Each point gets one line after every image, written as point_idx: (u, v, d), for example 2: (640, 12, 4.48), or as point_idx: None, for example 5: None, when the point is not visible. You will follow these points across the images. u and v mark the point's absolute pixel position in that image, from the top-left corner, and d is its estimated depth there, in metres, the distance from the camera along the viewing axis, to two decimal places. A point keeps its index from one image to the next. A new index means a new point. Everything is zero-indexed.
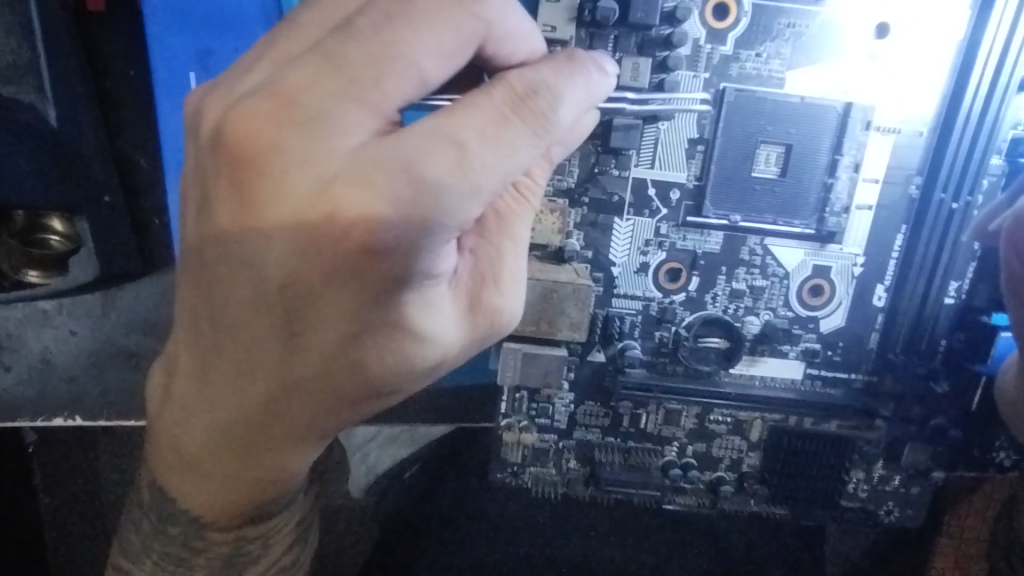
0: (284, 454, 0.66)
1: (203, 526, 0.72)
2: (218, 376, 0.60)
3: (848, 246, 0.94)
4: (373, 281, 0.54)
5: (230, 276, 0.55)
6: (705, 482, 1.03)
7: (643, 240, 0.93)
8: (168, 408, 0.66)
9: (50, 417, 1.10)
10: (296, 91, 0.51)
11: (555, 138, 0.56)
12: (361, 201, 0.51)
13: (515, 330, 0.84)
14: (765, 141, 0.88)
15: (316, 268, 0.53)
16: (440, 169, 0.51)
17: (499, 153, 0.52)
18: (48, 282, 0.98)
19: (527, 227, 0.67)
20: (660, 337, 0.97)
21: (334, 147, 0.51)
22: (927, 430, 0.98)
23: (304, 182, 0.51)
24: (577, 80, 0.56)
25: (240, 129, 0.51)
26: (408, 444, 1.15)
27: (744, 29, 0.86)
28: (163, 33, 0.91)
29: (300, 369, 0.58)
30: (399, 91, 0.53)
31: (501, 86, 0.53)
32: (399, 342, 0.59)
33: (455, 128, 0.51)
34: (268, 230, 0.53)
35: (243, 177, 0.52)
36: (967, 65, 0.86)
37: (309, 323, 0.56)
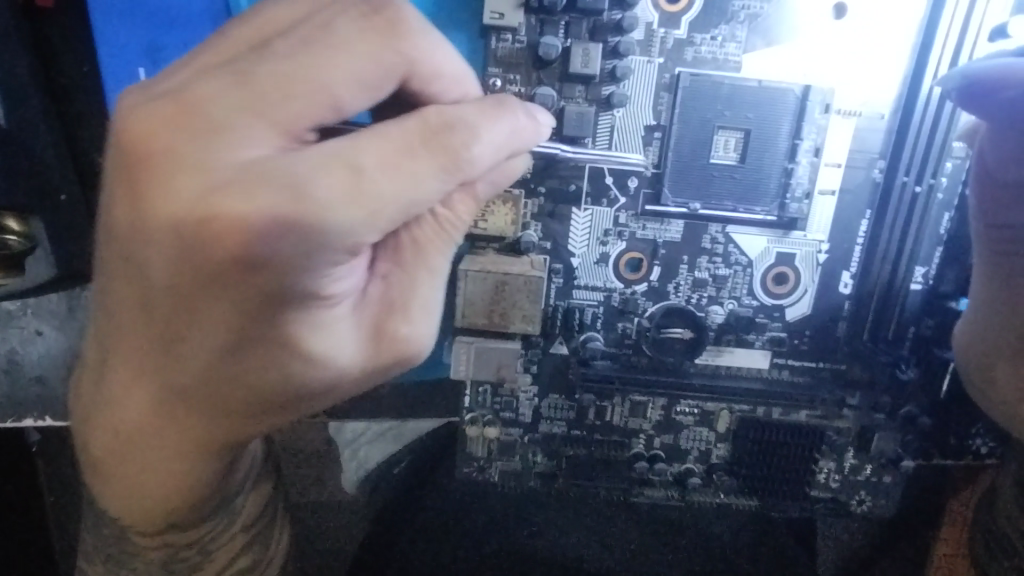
0: (188, 463, 0.64)
1: (126, 527, 0.71)
2: (113, 377, 0.59)
3: (812, 233, 0.92)
4: (253, 292, 0.52)
5: (122, 277, 0.55)
6: (673, 474, 1.02)
7: (602, 230, 0.92)
8: (81, 405, 0.65)
9: (22, 416, 1.10)
10: (197, 101, 0.50)
11: (467, 176, 0.54)
12: (237, 209, 0.49)
13: (467, 324, 0.83)
14: (723, 126, 0.87)
15: (196, 274, 0.52)
16: (330, 190, 0.49)
17: (396, 182, 0.51)
18: (4, 282, 0.95)
19: (442, 256, 0.63)
20: (624, 328, 0.96)
21: (224, 156, 0.50)
22: (897, 418, 0.97)
23: (188, 186, 0.50)
24: (501, 122, 0.55)
25: (137, 129, 0.50)
26: (395, 439, 1.18)
27: (697, 12, 0.84)
28: (110, 29, 0.91)
29: (185, 373, 0.57)
30: (309, 112, 0.51)
31: (415, 117, 0.52)
32: (285, 358, 0.57)
33: (353, 152, 0.50)
34: (151, 231, 0.51)
35: (136, 179, 0.51)
36: (927, 44, 0.84)
37: (193, 328, 0.55)
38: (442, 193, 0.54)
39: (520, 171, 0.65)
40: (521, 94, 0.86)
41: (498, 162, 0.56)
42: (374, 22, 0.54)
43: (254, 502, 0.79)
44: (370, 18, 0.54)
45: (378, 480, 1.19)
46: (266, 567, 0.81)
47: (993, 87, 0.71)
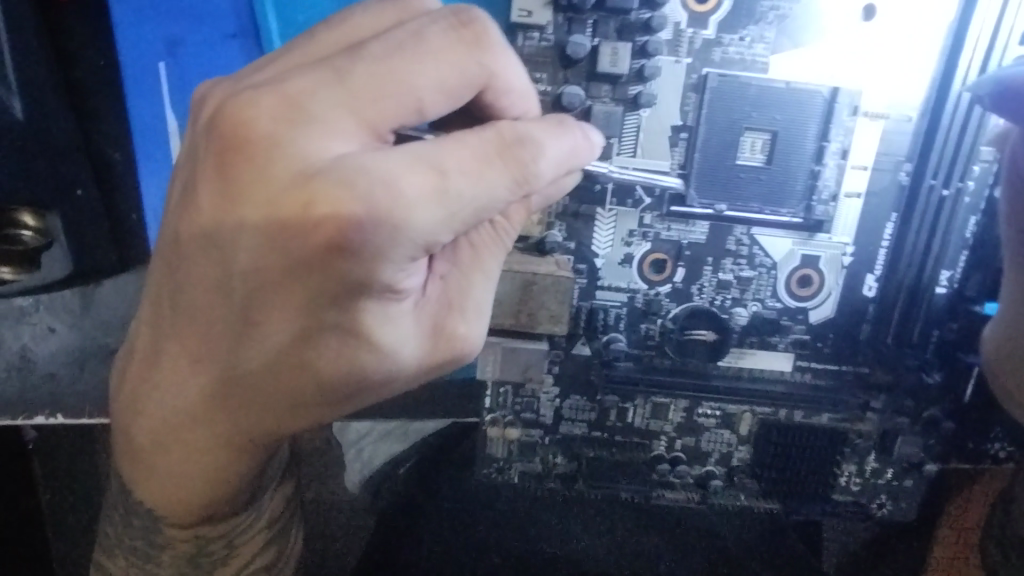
0: (238, 452, 0.64)
1: (159, 518, 0.70)
2: (178, 361, 0.58)
3: (837, 235, 0.91)
4: (335, 284, 0.51)
5: (197, 259, 0.54)
6: (695, 476, 1.01)
7: (627, 231, 0.91)
8: (125, 389, 0.64)
9: (30, 415, 1.07)
10: (298, 93, 0.50)
11: (533, 189, 0.54)
12: (336, 200, 0.48)
13: (494, 324, 0.83)
14: (750, 128, 0.86)
15: (281, 263, 0.51)
16: (418, 189, 0.49)
17: (475, 189, 0.51)
18: (19, 278, 0.93)
19: (496, 258, 0.64)
20: (647, 330, 0.95)
21: (319, 148, 0.49)
22: (919, 422, 0.97)
23: (283, 176, 0.49)
24: (564, 140, 0.55)
25: (233, 114, 0.50)
26: (401, 438, 1.23)
27: (725, 12, 0.84)
28: (130, 23, 0.90)
29: (255, 361, 0.57)
30: (396, 114, 0.51)
31: (492, 129, 0.52)
32: (356, 354, 0.57)
33: (440, 155, 0.50)
34: (241, 216, 0.51)
35: (227, 163, 0.50)
36: (957, 47, 0.84)
37: (270, 316, 0.54)
38: (507, 203, 0.54)
39: (568, 185, 0.63)
40: (548, 93, 0.85)
41: (557, 178, 0.56)
42: (461, 34, 0.53)
43: (277, 501, 0.78)
44: (459, 30, 0.53)
45: (382, 480, 1.23)
46: (285, 563, 0.80)
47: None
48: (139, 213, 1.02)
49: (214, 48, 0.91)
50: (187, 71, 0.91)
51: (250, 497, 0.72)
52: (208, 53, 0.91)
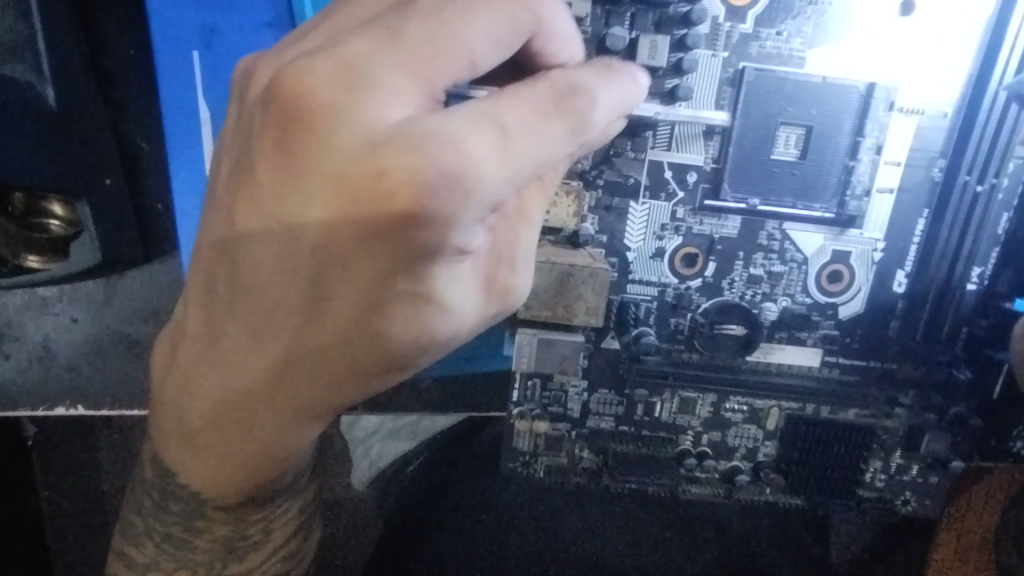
0: (297, 430, 0.64)
1: (206, 501, 0.70)
2: (234, 340, 0.58)
3: (869, 231, 0.92)
4: (408, 250, 0.51)
5: (260, 237, 0.53)
6: (721, 471, 1.01)
7: (659, 224, 0.91)
8: (175, 372, 0.63)
9: (51, 406, 1.08)
10: (354, 56, 0.49)
11: (587, 139, 0.54)
12: (407, 166, 0.48)
13: (530, 315, 0.83)
14: (785, 122, 0.86)
15: (350, 232, 0.51)
16: (483, 148, 0.48)
17: (539, 142, 0.50)
18: (48, 267, 0.95)
19: (540, 208, 0.64)
20: (676, 324, 0.95)
21: (380, 112, 0.49)
22: (946, 418, 0.97)
23: (347, 144, 0.49)
24: (614, 88, 0.54)
25: (293, 83, 0.49)
26: (410, 437, 1.15)
27: (764, 7, 0.84)
28: (164, 11, 0.89)
29: (320, 336, 0.56)
30: (452, 71, 0.51)
31: (544, 81, 0.51)
32: (421, 320, 0.57)
33: (500, 110, 0.49)
34: (309, 188, 0.50)
35: (290, 136, 0.50)
36: (994, 44, 0.84)
37: (337, 288, 0.54)
38: (567, 156, 0.54)
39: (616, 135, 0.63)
40: None
41: (606, 126, 0.55)
42: None
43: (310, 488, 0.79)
44: None
45: (388, 482, 1.15)
46: (299, 563, 0.80)
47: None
48: (165, 202, 1.02)
49: (247, 36, 0.90)
50: (220, 60, 0.91)
51: (290, 480, 0.72)
52: (241, 41, 0.90)
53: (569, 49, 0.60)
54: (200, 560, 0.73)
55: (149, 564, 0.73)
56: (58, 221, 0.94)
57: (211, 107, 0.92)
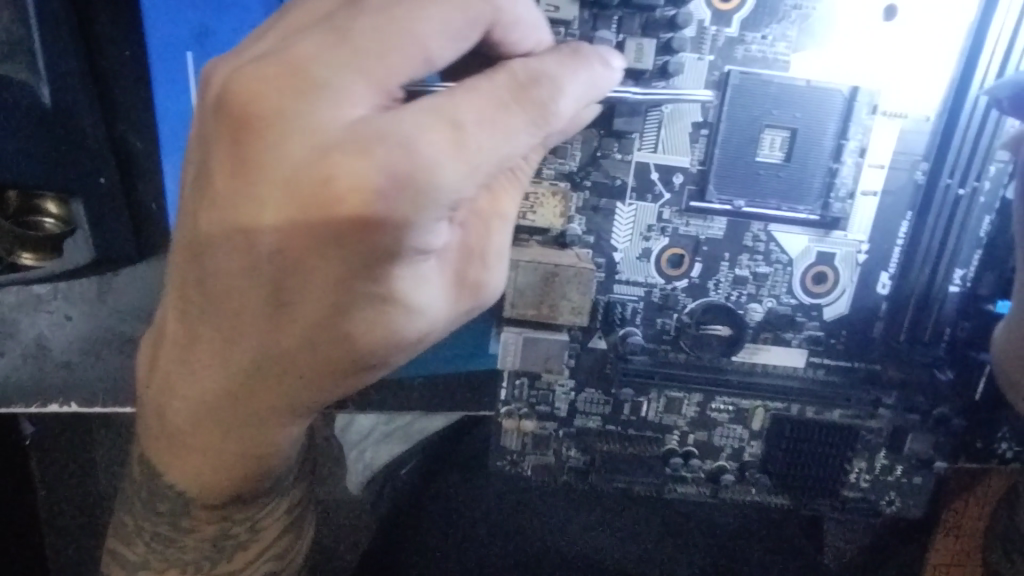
0: (271, 429, 0.65)
1: (190, 501, 0.71)
2: (204, 345, 0.59)
3: (853, 233, 0.93)
4: (367, 253, 0.52)
5: (220, 245, 0.54)
6: (707, 471, 1.02)
7: (645, 225, 0.92)
8: (156, 374, 0.64)
9: (45, 403, 1.08)
10: (303, 59, 0.49)
11: (552, 128, 0.55)
12: (359, 170, 0.49)
13: (516, 314, 0.84)
14: (771, 124, 0.87)
15: (308, 237, 0.51)
16: (436, 148, 0.49)
17: (495, 136, 0.51)
18: (42, 264, 0.96)
19: (510, 202, 0.68)
20: (663, 324, 0.96)
21: (332, 115, 0.49)
22: (930, 419, 0.98)
23: (300, 149, 0.49)
24: (580, 75, 0.56)
25: (242, 91, 0.49)
26: (401, 441, 1.18)
27: (749, 11, 0.85)
28: (158, 11, 0.90)
29: (285, 338, 0.57)
30: (405, 68, 0.51)
31: (504, 73, 0.53)
32: (390, 315, 0.58)
33: (453, 108, 0.50)
34: (262, 195, 0.51)
35: (242, 143, 0.50)
36: (976, 48, 0.85)
37: (299, 292, 0.55)
38: (528, 148, 0.55)
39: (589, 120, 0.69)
40: None
41: (576, 115, 0.57)
42: None
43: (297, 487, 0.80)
44: None
45: (384, 482, 1.21)
46: (288, 563, 0.81)
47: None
48: (158, 201, 1.03)
49: (239, 37, 0.91)
50: (213, 61, 0.92)
51: (277, 478, 0.74)
52: (234, 43, 0.91)
53: (533, 39, 0.63)
54: (188, 559, 0.74)
55: (140, 563, 0.74)
56: (52, 218, 0.95)
57: None
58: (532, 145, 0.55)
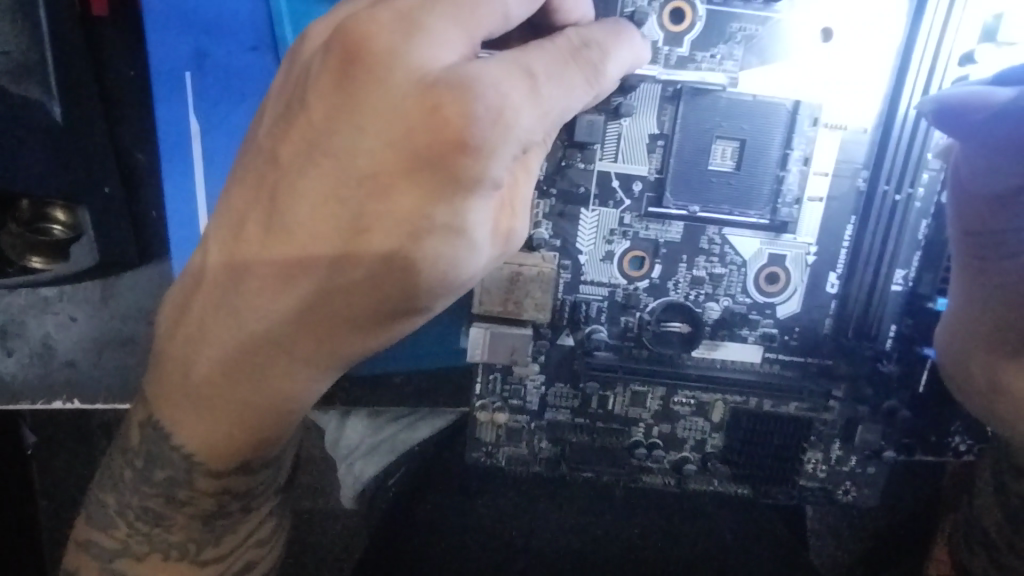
0: (317, 371, 0.68)
1: (195, 466, 0.76)
2: (275, 270, 0.63)
3: (801, 236, 0.99)
4: (451, 181, 0.58)
5: (315, 171, 0.60)
6: (670, 461, 1.08)
7: (608, 229, 0.99)
8: (188, 322, 0.70)
9: (50, 399, 1.15)
10: (409, 8, 0.58)
11: (601, 90, 0.66)
12: (458, 104, 0.56)
13: (483, 310, 0.95)
14: (720, 136, 0.95)
15: (402, 162, 0.58)
16: (517, 89, 0.58)
17: (559, 86, 0.61)
18: (51, 268, 1.03)
19: (540, 160, 0.70)
20: (626, 322, 1.03)
21: (434, 57, 0.58)
22: (880, 411, 1.05)
23: (405, 84, 0.57)
24: (627, 46, 0.67)
25: (358, 31, 0.58)
26: (388, 451, 1.24)
27: (699, 32, 0.93)
28: (160, 34, 0.98)
29: (359, 266, 0.61)
30: (491, 23, 0.61)
31: (565, 36, 0.64)
32: (453, 254, 0.62)
33: (530, 59, 0.60)
34: (366, 123, 0.58)
35: (351, 76, 0.58)
36: (905, 66, 0.92)
37: (382, 221, 0.60)
38: (582, 102, 0.65)
39: None
40: None
41: (616, 81, 0.68)
42: None
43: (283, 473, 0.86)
44: None
45: (374, 493, 1.26)
46: (276, 538, 0.89)
47: (962, 110, 0.84)
48: (159, 210, 1.11)
49: (235, 59, 0.99)
50: (211, 79, 1.00)
51: (272, 456, 0.80)
52: (231, 63, 0.99)
53: None
54: (174, 541, 0.80)
55: (120, 548, 0.80)
56: (60, 225, 1.02)
57: (202, 122, 1.02)
58: (584, 102, 0.65)
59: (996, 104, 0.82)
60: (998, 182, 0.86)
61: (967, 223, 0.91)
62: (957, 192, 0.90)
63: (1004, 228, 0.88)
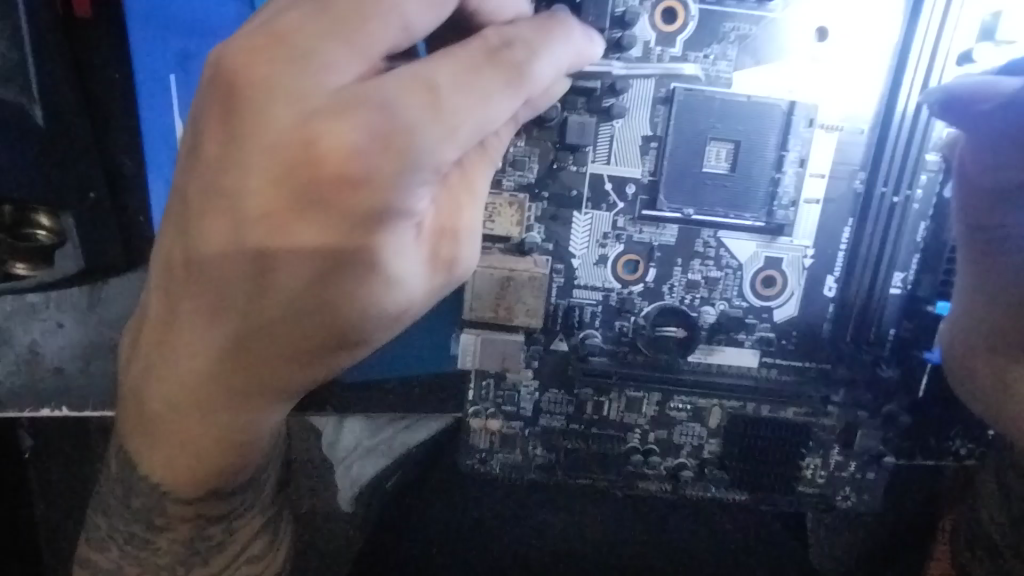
0: (256, 401, 0.68)
1: (164, 496, 0.75)
2: (195, 312, 0.63)
3: (798, 238, 0.98)
4: (349, 214, 0.56)
5: (209, 211, 0.58)
6: (667, 468, 1.06)
7: (601, 233, 0.97)
8: (138, 357, 0.70)
9: (37, 407, 1.13)
10: (289, 33, 0.55)
11: (529, 90, 0.61)
12: (342, 133, 0.53)
13: (474, 316, 0.94)
14: (715, 138, 0.93)
15: (292, 199, 0.55)
16: (414, 108, 0.54)
17: (473, 96, 0.56)
18: (35, 274, 1.01)
19: (483, 179, 0.70)
20: (620, 327, 1.01)
21: (318, 83, 0.54)
22: (879, 416, 1.03)
23: (286, 115, 0.54)
24: (555, 41, 0.62)
25: (234, 64, 0.55)
26: (386, 454, 1.18)
27: (691, 32, 0.91)
28: (144, 37, 0.97)
29: (272, 302, 0.60)
30: (387, 37, 0.57)
31: (479, 38, 0.59)
32: (371, 284, 0.61)
33: (432, 73, 0.55)
34: (249, 160, 0.55)
35: (234, 113, 0.55)
36: (901, 66, 0.91)
37: (284, 258, 0.58)
38: (509, 109, 0.60)
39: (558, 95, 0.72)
40: None
41: (548, 81, 0.63)
42: None
43: (269, 488, 0.84)
44: None
45: (371, 496, 1.20)
46: (274, 555, 0.87)
47: (971, 99, 0.82)
48: (147, 215, 1.09)
49: None
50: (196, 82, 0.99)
51: (248, 475, 0.78)
52: None
53: None
54: (162, 562, 0.79)
55: (114, 568, 0.79)
56: (45, 231, 1.00)
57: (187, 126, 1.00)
58: (512, 108, 0.60)
59: (1003, 94, 0.80)
60: (1001, 176, 0.82)
61: (971, 218, 0.87)
62: (962, 182, 0.87)
63: (1002, 223, 0.84)
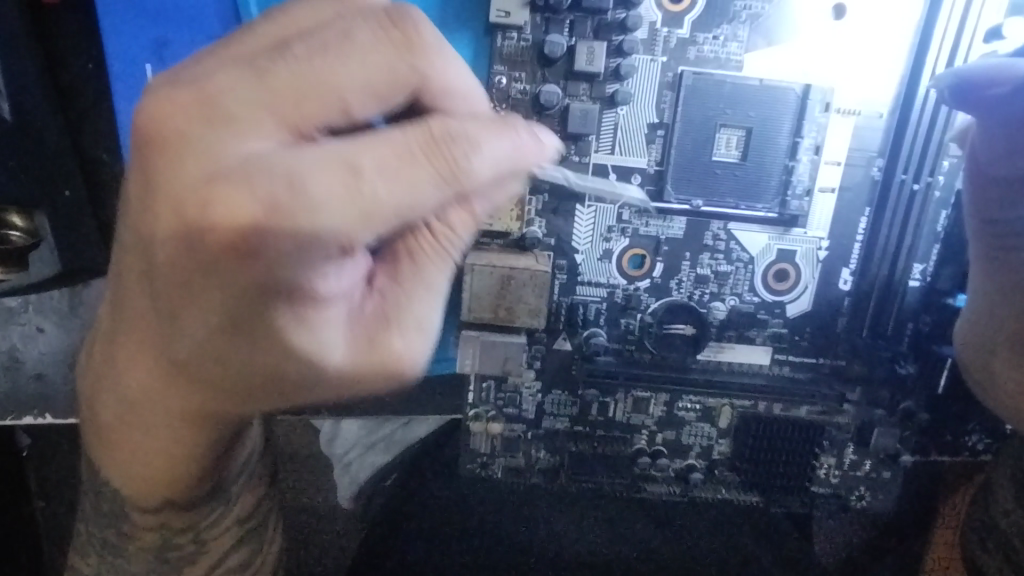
0: (180, 437, 0.65)
1: (124, 501, 0.72)
2: (125, 340, 0.61)
3: (812, 230, 0.93)
4: (245, 283, 0.49)
5: (131, 246, 0.54)
6: (676, 470, 1.02)
7: (605, 227, 0.93)
8: (92, 367, 0.67)
9: (20, 415, 1.04)
10: (212, 87, 0.47)
11: (467, 189, 0.51)
12: (234, 201, 0.45)
13: (473, 317, 0.91)
14: (726, 124, 0.88)
15: (186, 261, 0.49)
16: (325, 189, 0.45)
17: (393, 188, 0.47)
18: (8, 279, 0.91)
19: (436, 265, 0.58)
20: (627, 325, 0.96)
21: (229, 144, 0.46)
22: (895, 414, 0.99)
23: (191, 172, 0.46)
24: (505, 139, 0.52)
25: (147, 109, 0.47)
26: (386, 450, 1.16)
27: (700, 11, 0.86)
28: (114, 24, 0.91)
29: (180, 349, 0.56)
30: (320, 115, 0.48)
31: (420, 125, 0.49)
32: (275, 355, 0.54)
33: (355, 154, 0.46)
34: (152, 210, 0.49)
35: (143, 159, 0.48)
36: (923, 45, 0.86)
37: (188, 312, 0.53)
38: (439, 203, 0.50)
39: (517, 194, 0.58)
40: (526, 92, 0.87)
41: (495, 178, 0.53)
42: (392, 34, 0.51)
43: (245, 500, 0.80)
44: (389, 31, 0.51)
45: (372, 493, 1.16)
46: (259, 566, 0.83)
47: (982, 85, 0.74)
48: None
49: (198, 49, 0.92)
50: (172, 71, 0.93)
51: (213, 485, 0.74)
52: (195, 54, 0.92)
53: None
54: (134, 569, 0.75)
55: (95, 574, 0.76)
56: (18, 230, 0.92)
57: None
58: (443, 202, 0.50)
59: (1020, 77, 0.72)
60: (1015, 165, 0.78)
61: (981, 210, 0.84)
62: (976, 179, 0.83)
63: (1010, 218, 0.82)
